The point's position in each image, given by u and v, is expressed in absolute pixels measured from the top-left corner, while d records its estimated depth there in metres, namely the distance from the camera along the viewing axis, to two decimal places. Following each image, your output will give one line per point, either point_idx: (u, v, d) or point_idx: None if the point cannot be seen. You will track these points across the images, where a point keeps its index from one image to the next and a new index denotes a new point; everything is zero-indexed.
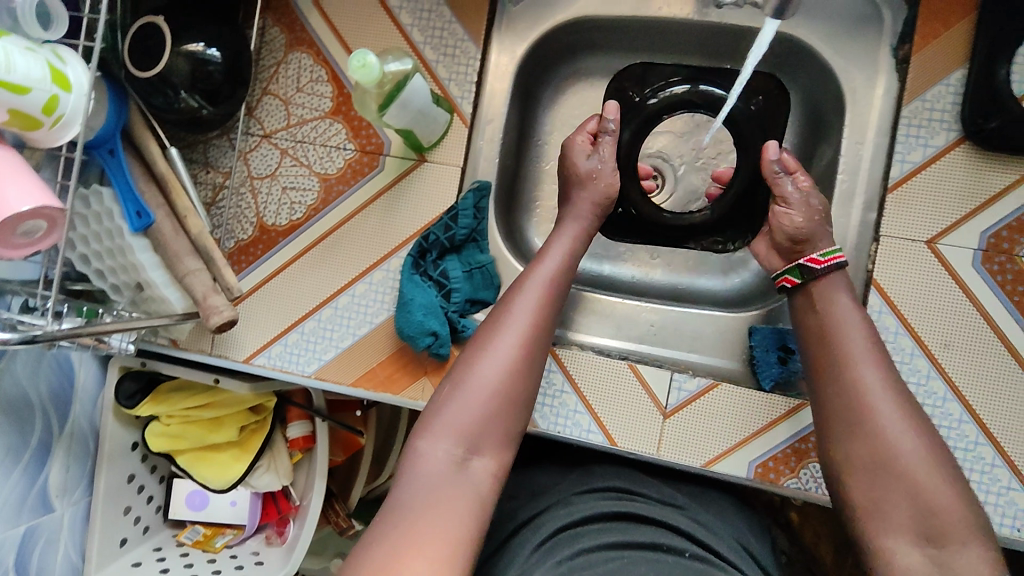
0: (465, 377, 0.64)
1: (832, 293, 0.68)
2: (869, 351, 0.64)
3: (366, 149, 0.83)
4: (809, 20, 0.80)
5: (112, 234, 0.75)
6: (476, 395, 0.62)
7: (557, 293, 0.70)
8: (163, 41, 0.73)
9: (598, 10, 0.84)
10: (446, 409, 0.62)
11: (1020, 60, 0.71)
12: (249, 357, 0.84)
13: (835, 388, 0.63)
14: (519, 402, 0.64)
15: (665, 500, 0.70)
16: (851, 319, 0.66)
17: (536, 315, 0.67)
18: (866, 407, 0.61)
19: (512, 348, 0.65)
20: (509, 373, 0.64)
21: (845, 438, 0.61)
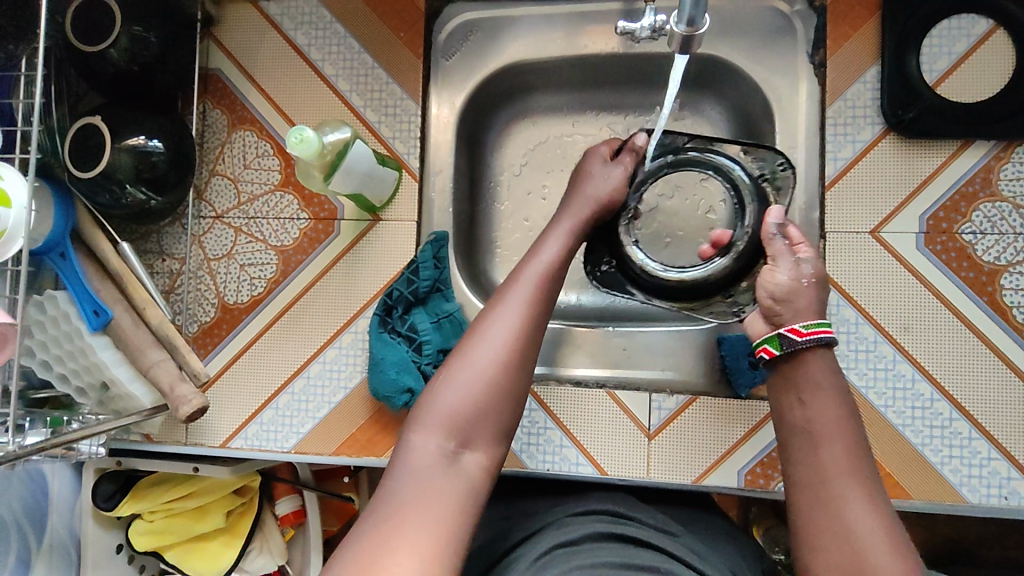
0: (458, 366, 0.59)
1: (815, 383, 0.59)
2: (852, 458, 0.55)
3: (320, 216, 0.84)
4: (729, 37, 0.82)
5: (72, 336, 0.74)
6: (468, 384, 0.58)
7: (557, 281, 0.65)
8: (103, 140, 0.73)
9: (527, 53, 0.87)
10: (436, 399, 0.58)
11: (927, 51, 0.76)
12: (226, 441, 0.82)
13: (816, 499, 0.54)
14: (515, 395, 0.60)
15: (662, 528, 0.68)
16: (832, 418, 0.57)
17: (533, 302, 0.62)
18: (848, 528, 0.52)
19: (509, 336, 0.60)
20: (505, 363, 0.59)
21: (827, 566, 0.52)
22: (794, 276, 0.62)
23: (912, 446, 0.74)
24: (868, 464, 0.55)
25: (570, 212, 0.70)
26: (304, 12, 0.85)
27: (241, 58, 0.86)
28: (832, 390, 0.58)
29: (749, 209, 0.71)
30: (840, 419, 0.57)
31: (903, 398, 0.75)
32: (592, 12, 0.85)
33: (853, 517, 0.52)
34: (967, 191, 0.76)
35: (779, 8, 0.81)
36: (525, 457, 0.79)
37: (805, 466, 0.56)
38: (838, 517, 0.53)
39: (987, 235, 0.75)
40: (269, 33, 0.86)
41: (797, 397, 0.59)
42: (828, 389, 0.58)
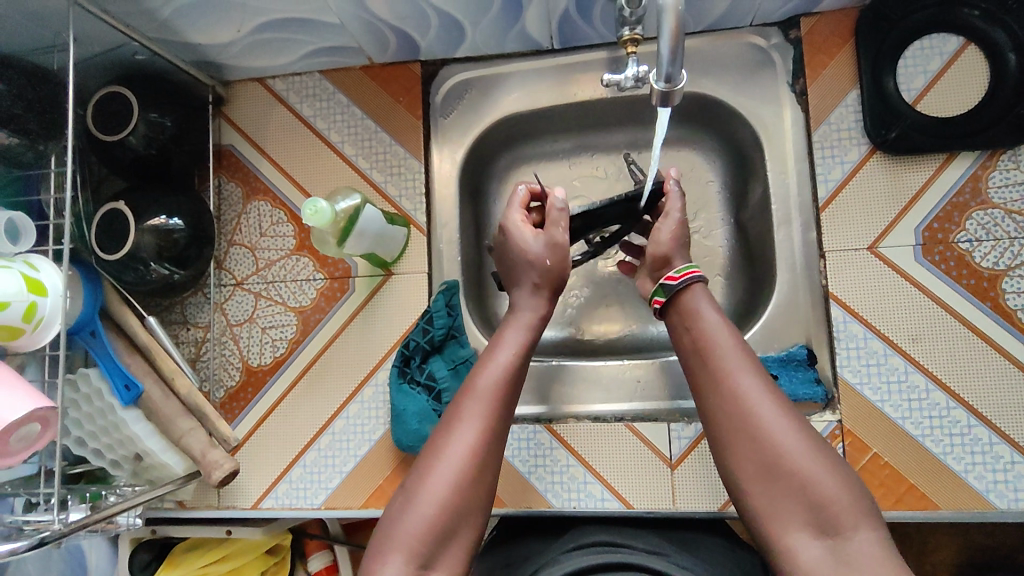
0: (418, 487, 0.58)
1: (699, 307, 0.66)
2: (741, 357, 0.61)
3: (335, 275, 0.87)
4: (712, 74, 0.86)
5: (105, 412, 0.77)
6: (429, 507, 0.57)
7: (515, 386, 0.65)
8: (127, 222, 0.77)
9: (520, 105, 0.91)
10: (393, 529, 0.56)
11: (903, 71, 0.79)
12: (257, 502, 0.84)
13: (719, 398, 0.59)
14: (476, 512, 0.59)
15: (653, 550, 0.67)
16: (718, 329, 0.63)
17: (493, 414, 0.62)
18: (748, 415, 0.57)
19: (468, 455, 0.59)
20: (465, 482, 0.58)
21: (735, 450, 0.57)
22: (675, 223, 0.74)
23: (934, 455, 0.74)
24: (757, 361, 0.61)
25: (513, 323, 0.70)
26: (308, 86, 0.91)
27: (252, 133, 0.91)
28: (708, 310, 0.65)
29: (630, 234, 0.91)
30: (722, 325, 0.63)
31: (919, 409, 0.75)
32: (577, 62, 0.89)
33: (751, 408, 0.57)
34: (958, 201, 0.78)
35: (756, 43, 0.85)
36: (551, 496, 0.80)
37: (702, 379, 0.62)
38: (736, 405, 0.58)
39: (983, 241, 0.77)
40: (277, 107, 0.91)
41: (682, 321, 0.66)
42: (708, 307, 0.65)
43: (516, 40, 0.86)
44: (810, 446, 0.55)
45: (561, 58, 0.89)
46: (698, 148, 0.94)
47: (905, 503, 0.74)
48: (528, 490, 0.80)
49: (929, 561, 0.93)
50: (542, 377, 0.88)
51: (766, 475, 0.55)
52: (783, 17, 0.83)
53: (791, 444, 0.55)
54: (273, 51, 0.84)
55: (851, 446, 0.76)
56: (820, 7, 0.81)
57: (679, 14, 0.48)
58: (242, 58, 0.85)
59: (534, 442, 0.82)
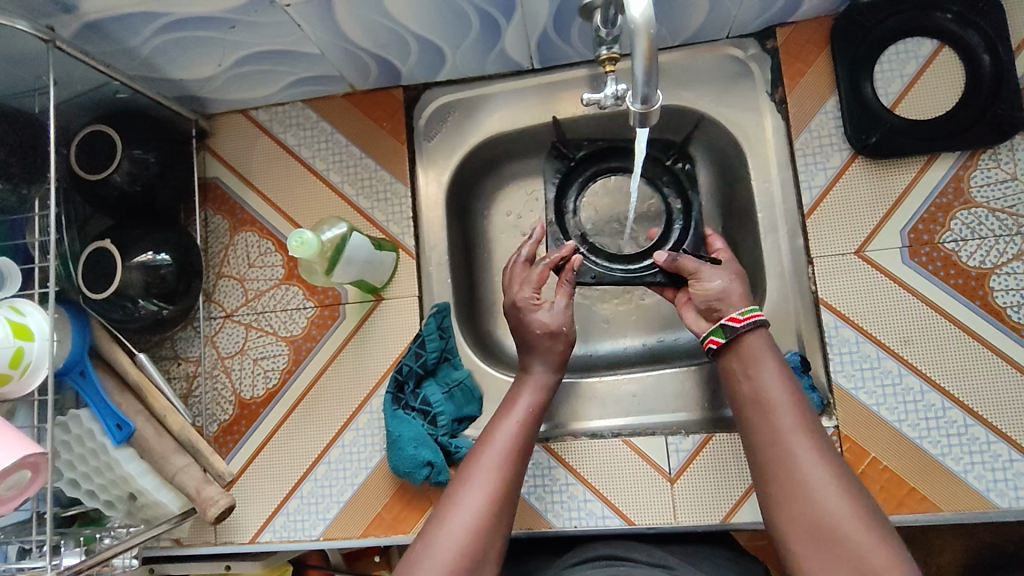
0: (430, 546, 0.59)
1: (756, 357, 0.63)
2: (797, 417, 0.59)
3: (325, 302, 0.87)
4: (691, 86, 0.87)
5: (97, 452, 0.76)
6: (440, 565, 0.57)
7: (521, 454, 0.67)
8: (114, 261, 0.77)
9: (503, 125, 0.91)
10: (413, 571, 0.58)
11: (879, 76, 0.80)
12: (255, 536, 0.83)
13: (775, 457, 0.58)
14: (482, 573, 0.59)
15: (657, 563, 0.66)
16: (776, 384, 0.61)
17: (499, 478, 0.63)
18: (802, 481, 0.56)
19: (477, 516, 0.61)
20: (472, 544, 0.59)
21: (787, 515, 0.56)
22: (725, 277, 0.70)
23: (932, 457, 0.74)
24: (812, 420, 0.60)
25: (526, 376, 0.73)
26: (291, 115, 0.91)
27: (236, 164, 0.91)
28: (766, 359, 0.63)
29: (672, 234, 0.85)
30: (783, 382, 0.61)
31: (915, 411, 0.75)
32: (558, 80, 0.89)
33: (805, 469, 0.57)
34: (941, 202, 0.78)
35: (733, 55, 0.85)
36: (551, 516, 0.80)
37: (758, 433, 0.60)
38: (792, 469, 0.57)
39: (969, 240, 0.77)
40: (260, 137, 0.91)
41: (735, 370, 0.64)
42: (768, 360, 0.63)
43: (496, 61, 0.86)
44: (859, 511, 0.54)
45: (541, 77, 0.90)
46: None
47: (905, 507, 0.74)
48: (529, 511, 0.80)
49: (934, 561, 0.93)
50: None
51: (815, 539, 0.54)
52: (759, 28, 0.84)
53: (839, 508, 0.54)
54: (255, 82, 0.85)
55: (850, 452, 0.76)
56: (795, 17, 0.82)
57: (650, 36, 0.48)
58: (225, 91, 0.86)
59: (532, 462, 0.81)
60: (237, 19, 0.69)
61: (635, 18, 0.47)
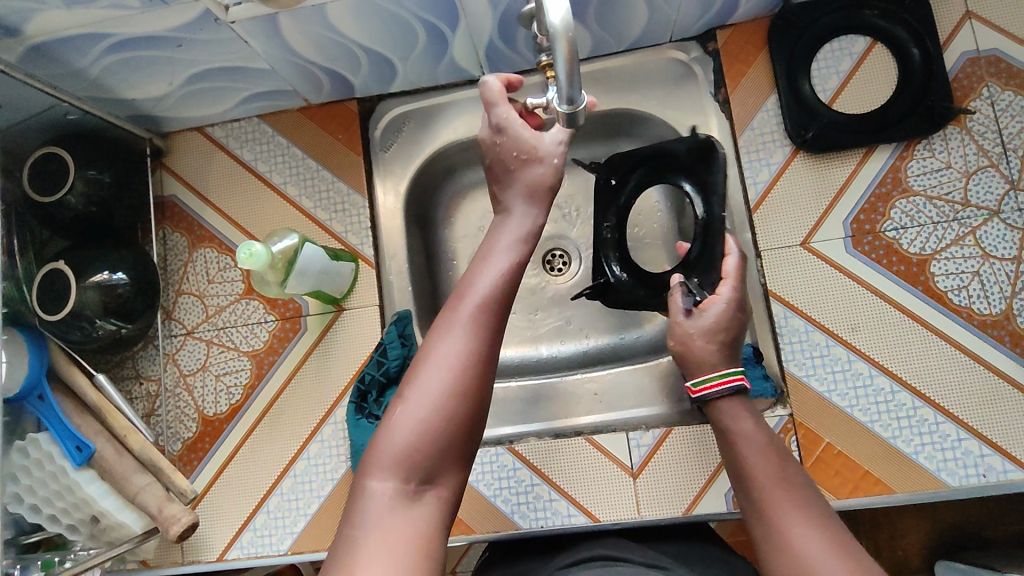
0: (410, 397, 0.52)
1: (738, 430, 0.61)
2: (783, 486, 0.57)
3: (286, 315, 0.87)
4: (638, 89, 0.89)
5: (57, 476, 0.75)
6: (417, 424, 0.51)
7: (511, 291, 0.57)
8: (68, 281, 0.77)
9: (457, 133, 0.92)
10: (389, 435, 0.51)
11: (816, 74, 0.83)
12: (222, 554, 0.82)
13: (766, 529, 0.55)
14: (471, 426, 0.52)
15: (653, 563, 0.65)
16: (757, 453, 0.59)
17: (483, 324, 0.54)
18: (794, 553, 0.52)
19: (459, 365, 0.52)
20: (454, 396, 0.51)
21: None
22: (699, 332, 0.66)
23: (884, 439, 0.76)
24: (801, 486, 0.57)
25: (513, 208, 0.63)
26: (247, 131, 0.92)
27: (192, 182, 0.92)
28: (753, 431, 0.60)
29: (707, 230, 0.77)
30: (766, 451, 0.59)
31: (866, 396, 0.77)
32: None
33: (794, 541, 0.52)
34: (881, 192, 0.81)
35: (677, 58, 0.88)
36: (518, 518, 0.80)
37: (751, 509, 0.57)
38: (783, 540, 0.53)
39: (909, 228, 0.80)
40: (217, 154, 0.92)
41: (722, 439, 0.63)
42: (751, 433, 0.60)
43: (447, 71, 0.88)
44: None
45: None
46: None
47: (862, 490, 0.75)
48: (496, 514, 0.80)
49: (898, 545, 0.95)
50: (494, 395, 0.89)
51: None
52: (700, 31, 0.86)
53: None
54: (207, 99, 0.86)
55: (805, 438, 0.77)
56: (733, 19, 0.85)
57: (570, 40, 0.50)
58: (178, 109, 0.86)
59: (498, 465, 0.82)
60: (184, 38, 0.70)
61: (554, 23, 0.49)
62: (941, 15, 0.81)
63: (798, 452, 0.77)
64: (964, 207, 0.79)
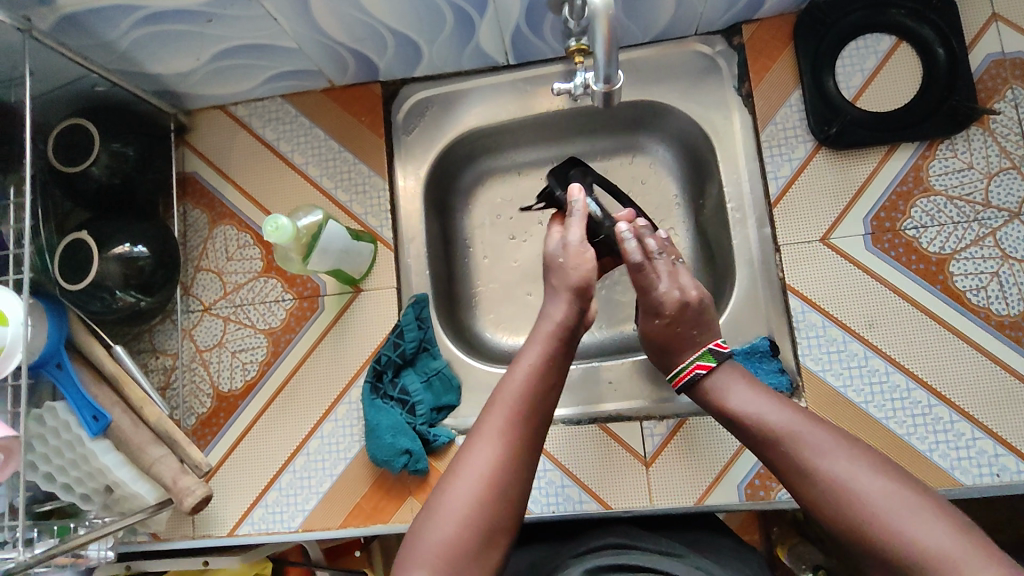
0: (441, 506, 0.58)
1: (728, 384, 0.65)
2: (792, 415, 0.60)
3: (304, 294, 0.88)
4: (661, 81, 0.89)
5: (73, 444, 0.76)
6: (449, 524, 0.57)
7: (539, 402, 0.64)
8: (91, 253, 0.78)
9: (479, 120, 0.92)
10: (422, 537, 0.57)
11: (840, 71, 0.83)
12: (233, 529, 0.83)
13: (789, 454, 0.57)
14: (498, 529, 0.58)
15: (667, 551, 0.65)
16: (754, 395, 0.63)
17: (512, 431, 0.61)
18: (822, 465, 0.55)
19: (486, 474, 0.59)
20: (484, 501, 0.58)
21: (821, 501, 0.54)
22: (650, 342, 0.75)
23: (898, 436, 0.76)
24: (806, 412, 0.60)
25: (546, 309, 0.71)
26: (270, 110, 0.92)
27: (214, 159, 0.92)
28: (773, 408, 0.61)
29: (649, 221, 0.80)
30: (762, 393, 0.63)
31: (882, 392, 0.77)
32: (532, 75, 0.91)
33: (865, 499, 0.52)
34: (902, 190, 0.81)
35: (701, 51, 0.88)
36: (529, 503, 0.81)
37: (799, 483, 0.56)
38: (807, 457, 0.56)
39: (929, 227, 0.80)
40: (239, 132, 0.92)
41: (739, 424, 0.63)
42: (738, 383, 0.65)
43: (472, 57, 0.88)
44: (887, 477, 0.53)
45: (517, 73, 0.91)
46: (654, 153, 0.96)
47: None
48: None
49: None
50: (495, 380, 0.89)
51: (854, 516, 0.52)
52: (725, 25, 0.87)
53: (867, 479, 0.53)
54: (233, 77, 0.86)
55: None
56: (760, 14, 0.85)
57: (609, 21, 0.52)
58: (203, 85, 0.87)
59: None
60: (215, 13, 0.70)
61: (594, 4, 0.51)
62: (967, 16, 0.81)
63: None
64: (985, 208, 0.79)
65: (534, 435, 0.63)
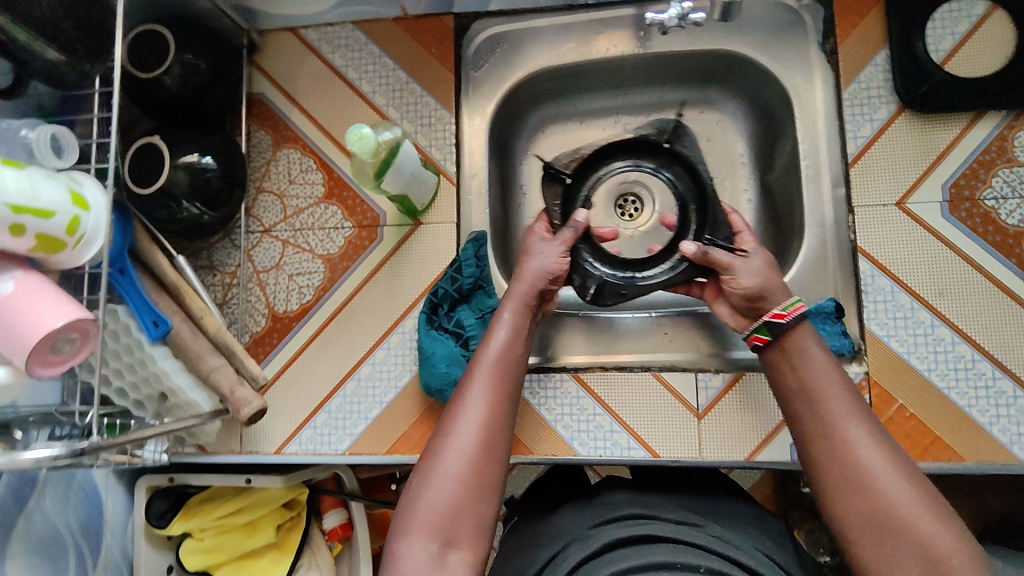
0: (432, 472, 0.59)
1: (802, 347, 0.64)
2: (850, 404, 0.60)
3: (363, 223, 0.88)
4: (742, 32, 0.86)
5: (132, 348, 0.76)
6: (445, 483, 0.58)
7: (517, 364, 0.67)
8: (162, 158, 0.78)
9: (551, 61, 0.91)
10: (416, 502, 0.58)
11: (931, 32, 0.80)
12: (280, 448, 0.84)
13: (826, 442, 0.59)
14: (491, 486, 0.60)
15: (685, 521, 0.64)
16: (824, 371, 0.62)
17: (496, 391, 0.64)
18: (859, 466, 0.56)
19: (475, 436, 0.61)
20: (476, 465, 0.60)
21: (841, 496, 0.56)
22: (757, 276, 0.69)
23: (959, 407, 0.75)
24: (861, 403, 0.60)
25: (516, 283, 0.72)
26: (341, 36, 0.91)
27: (282, 82, 0.91)
28: (837, 390, 0.61)
29: (691, 212, 0.80)
30: (826, 368, 0.62)
31: (946, 361, 0.76)
32: (608, 19, 0.90)
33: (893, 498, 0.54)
34: (984, 159, 0.79)
35: (786, 3, 0.85)
36: (577, 445, 0.81)
37: (828, 463, 0.58)
38: (845, 451, 0.57)
39: (1009, 199, 0.78)
40: (308, 56, 0.91)
41: (801, 388, 0.62)
42: (813, 345, 0.64)
43: None
44: (919, 492, 0.54)
45: (593, 14, 0.90)
46: (724, 110, 0.94)
47: (930, 454, 0.74)
48: (555, 438, 0.81)
49: None
50: (547, 327, 0.88)
51: (874, 522, 0.54)
52: None
53: (897, 490, 0.54)
54: None
55: (878, 397, 0.77)
56: None
57: None
58: (278, 3, 0.86)
59: (562, 391, 0.82)
60: None
61: None
62: None
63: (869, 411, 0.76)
64: None
65: (513, 399, 0.65)
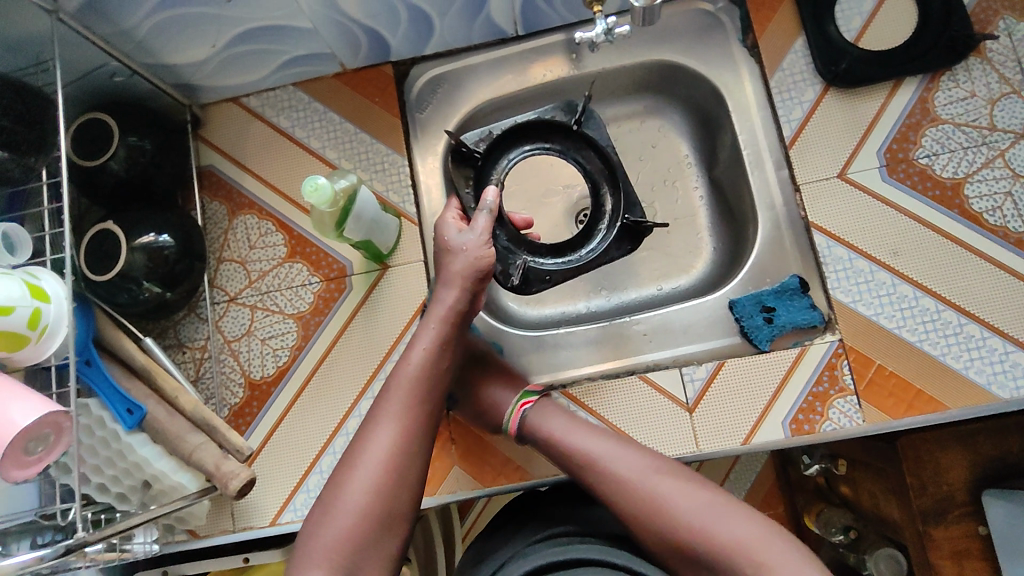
0: (334, 503, 0.60)
1: (551, 421, 0.71)
2: (615, 445, 0.67)
3: (330, 276, 0.88)
4: (668, 40, 0.91)
5: (108, 440, 0.73)
6: (347, 513, 0.59)
7: (434, 384, 0.67)
8: (118, 241, 0.77)
9: (492, 92, 0.94)
10: (317, 534, 0.58)
11: (839, 15, 0.86)
12: (275, 518, 0.81)
13: (615, 488, 0.64)
14: (397, 513, 0.61)
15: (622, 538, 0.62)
16: (576, 433, 0.69)
17: (408, 414, 0.64)
18: (651, 497, 0.62)
19: (380, 462, 0.61)
20: (382, 491, 0.60)
21: (645, 532, 0.61)
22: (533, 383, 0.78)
23: (933, 357, 0.77)
24: (629, 441, 0.69)
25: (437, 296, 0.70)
26: (283, 99, 0.93)
27: (230, 150, 0.92)
28: (608, 444, 0.67)
29: (604, 190, 0.87)
30: (577, 428, 0.70)
31: (911, 316, 0.79)
32: (540, 47, 0.93)
33: (718, 535, 0.59)
34: (911, 122, 0.83)
35: (704, 8, 0.90)
36: None
37: (650, 538, 0.61)
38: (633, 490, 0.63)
39: (940, 154, 0.82)
40: (254, 122, 0.92)
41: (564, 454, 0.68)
42: (556, 416, 0.72)
43: (482, 29, 0.89)
44: (696, 493, 0.63)
45: (525, 44, 0.93)
46: (663, 115, 0.98)
47: (916, 408, 0.76)
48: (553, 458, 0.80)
49: None
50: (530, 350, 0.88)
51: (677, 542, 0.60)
52: None
53: (682, 500, 0.62)
54: (247, 65, 0.86)
55: (856, 361, 0.79)
56: None
57: None
58: (217, 75, 0.87)
59: None
60: None
61: None
62: None
63: (851, 377, 0.78)
64: (991, 131, 0.81)
65: (427, 420, 0.65)
